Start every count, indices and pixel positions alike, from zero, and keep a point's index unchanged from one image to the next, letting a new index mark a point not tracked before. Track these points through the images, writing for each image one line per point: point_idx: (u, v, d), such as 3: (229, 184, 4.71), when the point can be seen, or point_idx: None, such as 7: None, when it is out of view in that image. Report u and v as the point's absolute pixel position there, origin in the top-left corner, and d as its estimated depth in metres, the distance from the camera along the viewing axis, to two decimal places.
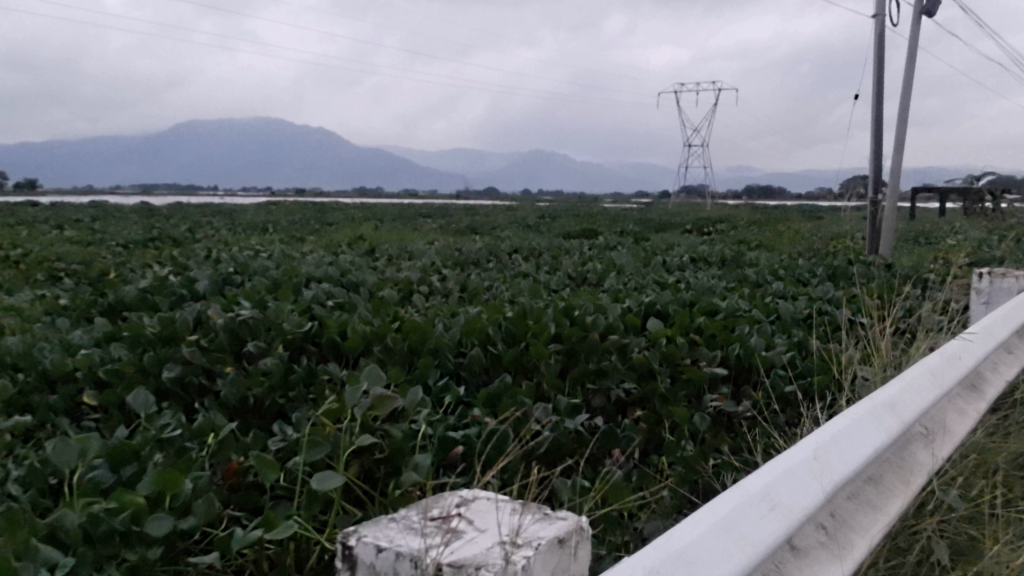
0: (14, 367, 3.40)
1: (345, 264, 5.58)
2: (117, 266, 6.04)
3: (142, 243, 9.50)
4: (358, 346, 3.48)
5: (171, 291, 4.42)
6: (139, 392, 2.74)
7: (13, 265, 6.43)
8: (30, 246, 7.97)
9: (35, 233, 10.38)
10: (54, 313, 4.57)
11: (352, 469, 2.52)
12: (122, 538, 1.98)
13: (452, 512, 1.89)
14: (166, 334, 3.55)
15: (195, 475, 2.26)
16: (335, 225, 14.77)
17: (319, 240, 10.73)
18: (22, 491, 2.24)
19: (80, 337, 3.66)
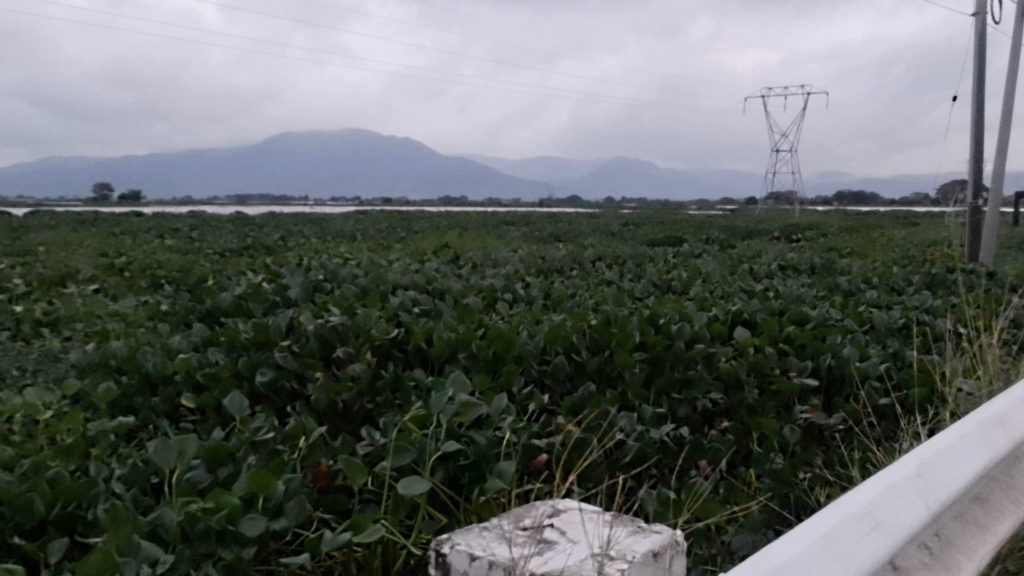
0: (120, 370, 3.55)
1: (430, 272, 5.65)
2: (215, 273, 6.25)
3: (237, 252, 9.83)
4: (443, 353, 3.51)
5: (265, 297, 4.55)
6: (235, 395, 2.85)
7: (119, 272, 6.74)
8: (134, 254, 8.34)
9: (140, 241, 10.87)
10: (156, 319, 4.76)
11: (438, 476, 2.52)
12: (218, 536, 2.04)
13: (544, 522, 1.91)
14: (260, 340, 3.65)
15: (288, 478, 2.31)
16: (421, 233, 15.00)
17: (406, 248, 10.91)
18: (126, 489, 2.33)
19: (180, 342, 3.80)
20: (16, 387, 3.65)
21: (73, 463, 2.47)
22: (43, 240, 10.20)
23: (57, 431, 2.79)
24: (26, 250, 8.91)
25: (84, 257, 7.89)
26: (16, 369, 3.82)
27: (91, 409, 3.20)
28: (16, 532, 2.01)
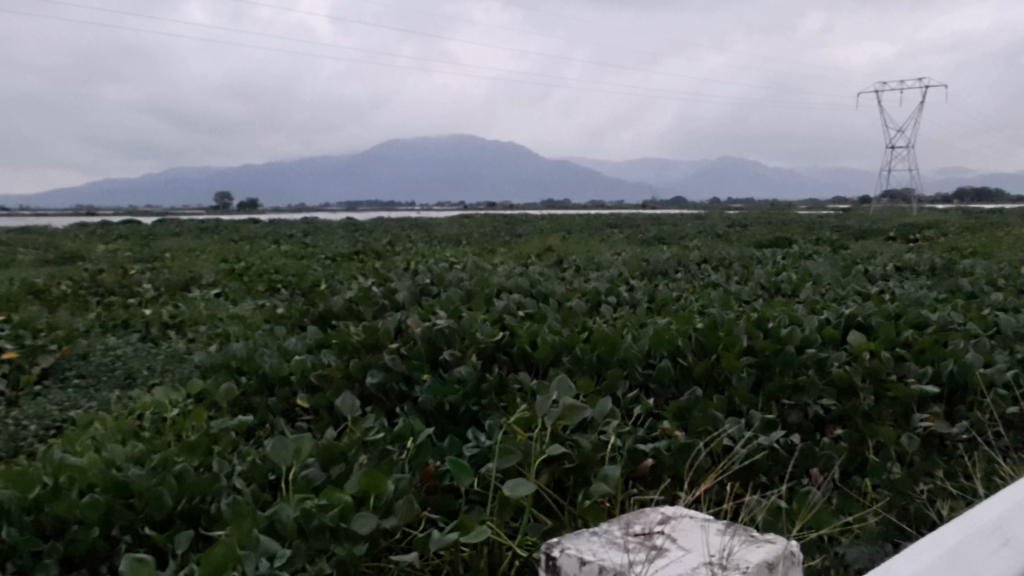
0: (239, 370, 3.71)
1: (535, 275, 5.67)
2: (328, 277, 6.46)
3: (348, 256, 10.12)
4: (548, 356, 3.52)
5: (374, 300, 4.67)
6: (347, 396, 2.94)
7: (239, 277, 7.04)
8: (253, 259, 8.71)
9: (258, 247, 11.35)
10: (272, 322, 4.95)
11: (542, 478, 2.54)
12: (332, 533, 2.11)
13: (655, 530, 1.89)
14: (370, 342, 3.75)
15: (397, 477, 2.36)
16: (525, 237, 15.09)
17: (509, 251, 10.99)
18: (246, 485, 2.43)
19: (295, 344, 3.94)
20: (146, 385, 3.86)
21: (198, 459, 2.59)
22: (171, 246, 10.77)
23: (183, 428, 2.94)
24: (155, 256, 9.43)
25: (207, 262, 8.29)
26: (146, 368, 4.05)
27: (213, 407, 3.35)
28: (146, 523, 2.13)
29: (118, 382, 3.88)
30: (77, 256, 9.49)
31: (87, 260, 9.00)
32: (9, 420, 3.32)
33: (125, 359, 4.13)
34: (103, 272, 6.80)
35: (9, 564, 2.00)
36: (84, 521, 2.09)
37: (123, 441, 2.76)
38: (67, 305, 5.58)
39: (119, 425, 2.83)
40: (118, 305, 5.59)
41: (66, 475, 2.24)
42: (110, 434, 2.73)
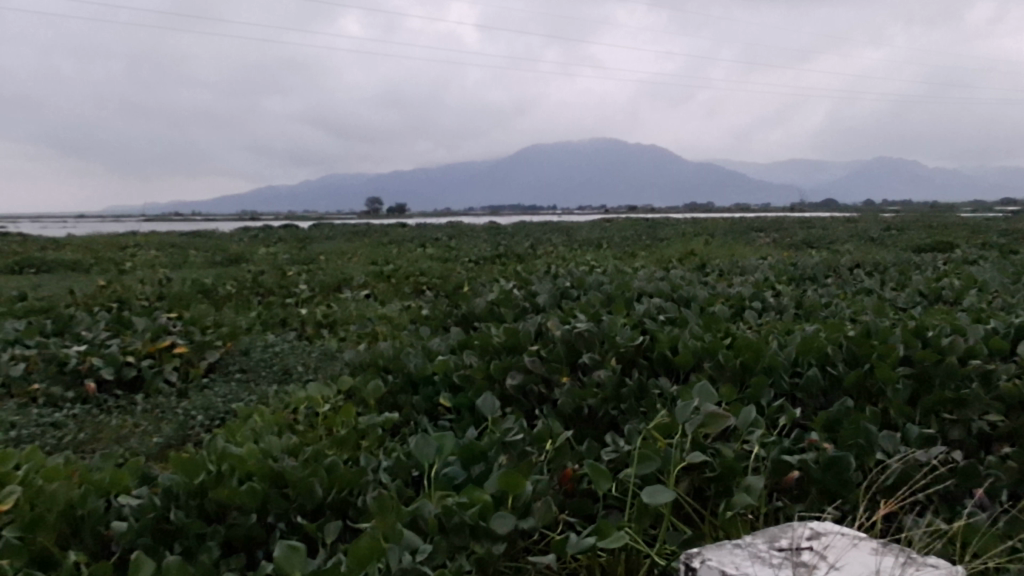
0: (386, 369, 3.83)
1: (677, 279, 5.57)
2: (470, 280, 6.59)
3: (491, 259, 10.30)
4: (689, 362, 3.46)
5: (515, 303, 4.73)
6: (487, 397, 3.01)
7: (387, 278, 7.31)
8: (400, 262, 8.99)
9: (404, 250, 11.74)
10: (417, 323, 5.10)
11: (682, 486, 2.50)
12: (472, 531, 2.15)
13: (803, 546, 1.82)
14: (510, 343, 3.81)
15: (536, 478, 2.38)
16: (666, 241, 14.90)
17: (651, 255, 10.87)
18: (391, 480, 2.52)
19: (439, 345, 4.04)
20: (301, 381, 4.06)
21: (347, 453, 2.70)
22: (324, 249, 11.31)
23: (333, 423, 3.07)
24: (311, 258, 9.93)
25: (356, 265, 8.63)
26: (301, 365, 4.25)
27: (361, 404, 3.48)
28: (299, 512, 2.23)
29: (275, 378, 4.10)
30: (241, 258, 10.10)
31: (249, 262, 9.56)
32: (179, 410, 3.57)
33: (282, 356, 4.36)
34: (264, 274, 7.21)
35: (176, 545, 2.15)
36: (243, 507, 2.22)
37: (280, 433, 2.91)
38: (230, 304, 5.95)
39: (276, 418, 2.98)
40: (276, 305, 5.91)
41: (227, 463, 2.38)
42: (268, 426, 2.89)
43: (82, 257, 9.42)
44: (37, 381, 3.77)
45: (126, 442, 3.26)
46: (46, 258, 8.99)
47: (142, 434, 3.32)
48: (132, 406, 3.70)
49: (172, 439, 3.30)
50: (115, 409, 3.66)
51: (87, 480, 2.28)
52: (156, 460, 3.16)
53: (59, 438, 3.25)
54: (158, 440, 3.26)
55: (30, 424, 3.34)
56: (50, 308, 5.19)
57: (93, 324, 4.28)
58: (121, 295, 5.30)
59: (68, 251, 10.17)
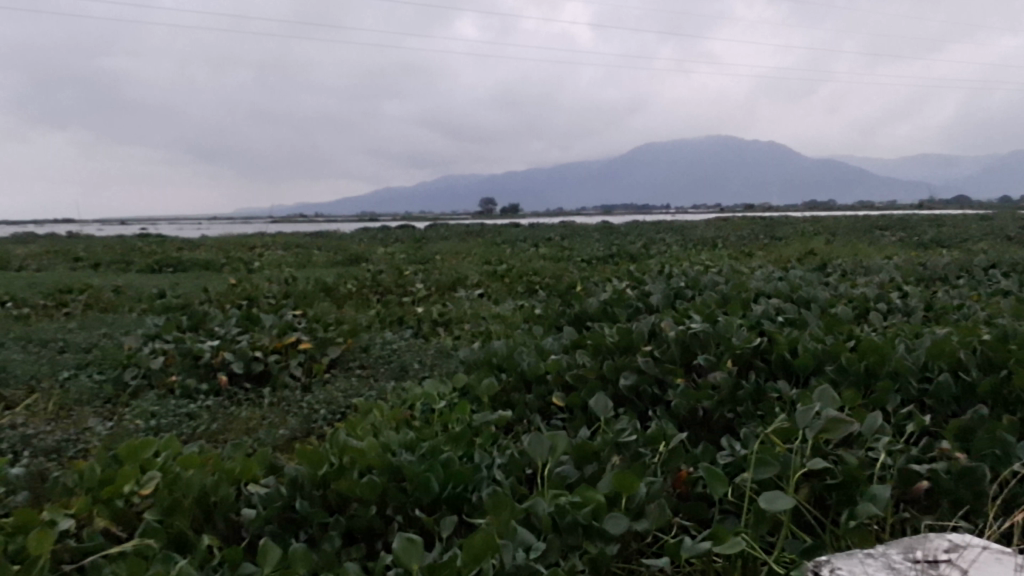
0: (500, 368, 3.87)
1: (796, 280, 5.40)
2: (583, 279, 6.58)
3: (604, 259, 10.25)
4: (809, 364, 3.34)
5: (629, 303, 4.69)
6: (600, 397, 3.00)
7: (500, 278, 7.38)
8: (513, 261, 9.06)
9: (518, 250, 11.82)
10: (530, 322, 5.13)
11: (802, 493, 2.43)
12: (585, 531, 2.15)
13: (939, 559, 1.74)
14: (623, 344, 3.78)
15: (650, 480, 2.36)
16: (785, 240, 14.46)
17: (769, 255, 10.58)
18: (504, 477, 2.55)
19: (552, 344, 4.05)
20: (417, 378, 4.15)
21: (462, 449, 2.74)
22: (440, 249, 11.52)
23: (449, 420, 3.12)
24: (427, 258, 10.12)
25: (471, 265, 8.75)
26: (417, 362, 4.35)
27: (475, 401, 3.52)
28: (416, 506, 2.29)
29: (393, 374, 4.21)
30: (360, 258, 10.40)
31: (368, 262, 9.84)
32: (303, 403, 3.71)
33: (399, 354, 4.47)
34: (383, 273, 7.39)
35: (301, 533, 2.23)
36: (362, 500, 2.29)
37: (398, 428, 2.99)
38: (351, 302, 6.14)
39: (394, 413, 3.06)
40: (394, 303, 6.06)
41: (348, 456, 2.45)
42: (386, 421, 2.96)
43: (214, 256, 9.93)
44: (175, 373, 4.00)
45: (255, 434, 3.42)
46: (182, 257, 9.52)
47: (270, 426, 3.48)
48: (260, 399, 3.88)
49: (297, 431, 3.44)
50: (244, 402, 3.84)
51: (220, 468, 2.40)
52: (282, 451, 3.30)
53: (194, 428, 3.44)
54: (284, 432, 3.40)
55: (168, 414, 3.54)
56: (186, 305, 5.49)
57: (225, 320, 4.50)
58: (250, 293, 5.56)
59: (202, 252, 10.73)
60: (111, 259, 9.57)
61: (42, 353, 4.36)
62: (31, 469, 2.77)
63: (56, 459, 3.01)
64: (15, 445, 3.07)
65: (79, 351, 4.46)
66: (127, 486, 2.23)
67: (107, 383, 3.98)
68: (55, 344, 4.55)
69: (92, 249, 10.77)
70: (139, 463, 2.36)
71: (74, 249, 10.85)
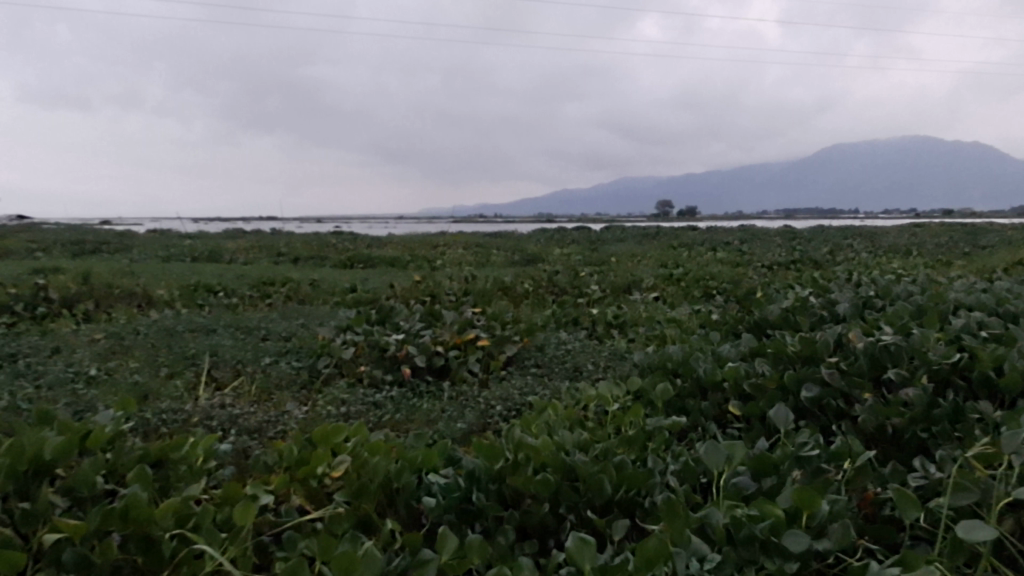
0: (675, 372, 3.79)
1: (1003, 292, 4.96)
2: (764, 286, 6.36)
3: (786, 265, 9.88)
4: (1017, 385, 3.06)
5: (813, 311, 4.48)
6: (781, 407, 2.88)
7: (677, 281, 7.27)
8: (690, 265, 8.91)
9: (696, 253, 11.60)
10: (707, 327, 5.00)
11: (1006, 524, 2.23)
12: (762, 546, 2.06)
13: None
14: (806, 354, 3.61)
15: (833, 498, 2.24)
16: (989, 248, 13.34)
17: (973, 264, 9.80)
18: (678, 484, 2.50)
19: (730, 350, 3.93)
20: (591, 379, 4.16)
21: (635, 453, 2.72)
22: (616, 252, 11.51)
23: (622, 422, 3.11)
24: (603, 260, 10.15)
25: (647, 268, 8.69)
26: (592, 364, 4.36)
27: (649, 405, 3.48)
28: (588, 507, 2.29)
29: (568, 374, 4.24)
30: (537, 258, 10.57)
31: (544, 262, 9.97)
32: (480, 399, 3.81)
33: (574, 354, 4.50)
34: (559, 274, 7.47)
35: (477, 525, 2.29)
36: (536, 496, 2.32)
37: (571, 426, 3.01)
38: (528, 302, 6.24)
39: (567, 412, 3.08)
40: (570, 304, 6.12)
41: (523, 452, 2.49)
42: (561, 420, 2.99)
43: (400, 254, 10.40)
44: (363, 363, 4.22)
45: (434, 425, 3.55)
46: (372, 254, 10.03)
47: (449, 419, 3.60)
48: (440, 392, 4.03)
49: (474, 425, 3.53)
50: (426, 395, 4.00)
51: (403, 456, 2.50)
52: (459, 444, 3.40)
53: (380, 416, 3.61)
54: (462, 425, 3.50)
55: (357, 402, 3.74)
56: (373, 299, 5.78)
57: (409, 315, 4.70)
58: (432, 290, 5.77)
59: (389, 249, 11.28)
60: (308, 253, 10.25)
61: (248, 340, 4.74)
62: (236, 446, 3.01)
63: (257, 438, 3.25)
64: (224, 423, 3.35)
65: (279, 339, 4.80)
66: (321, 467, 2.37)
67: (303, 370, 4.26)
68: (260, 332, 4.92)
69: (293, 245, 11.58)
70: (331, 447, 2.50)
71: (278, 245, 11.70)
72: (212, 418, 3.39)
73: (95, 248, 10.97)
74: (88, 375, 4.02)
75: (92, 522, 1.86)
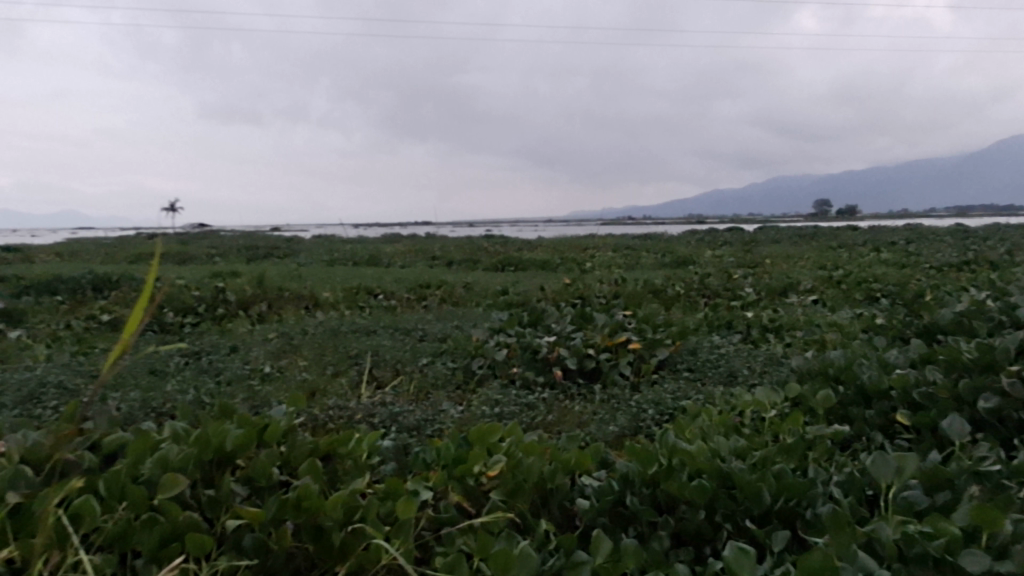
0: (836, 379, 3.62)
1: None
2: (934, 288, 5.98)
3: (959, 266, 9.24)
4: None
5: (991, 316, 4.17)
6: (955, 419, 2.75)
7: (836, 284, 6.96)
8: (850, 267, 8.49)
9: (857, 254, 11.05)
10: (870, 331, 4.76)
11: None
12: (937, 564, 1.94)
13: None
14: (984, 362, 3.37)
15: (1017, 517, 2.08)
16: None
17: None
18: (842, 495, 2.39)
19: (897, 356, 3.72)
20: (746, 384, 4.04)
21: (795, 461, 2.62)
22: (771, 253, 11.12)
23: (781, 430, 3.01)
24: (757, 261, 9.85)
25: (805, 270, 8.35)
26: (747, 368, 4.23)
27: (809, 413, 3.34)
28: (746, 516, 2.23)
29: (722, 379, 4.13)
30: (688, 261, 10.38)
31: (695, 264, 9.78)
32: (632, 402, 3.78)
33: (728, 359, 4.38)
34: (710, 276, 7.31)
35: (631, 529, 2.27)
36: (692, 503, 2.28)
37: (727, 432, 2.94)
38: (679, 305, 6.15)
39: (722, 418, 3.00)
40: (723, 307, 5.98)
41: (678, 458, 2.45)
42: (716, 426, 2.92)
43: (550, 257, 10.48)
44: (516, 365, 4.28)
45: (587, 427, 3.55)
46: (522, 257, 10.17)
47: (601, 421, 3.59)
48: (592, 395, 4.03)
49: (625, 429, 3.50)
50: (577, 397, 4.01)
51: (556, 457, 2.52)
52: (612, 447, 3.39)
53: (532, 417, 3.65)
54: (614, 428, 3.48)
55: (510, 402, 3.80)
56: (524, 301, 5.85)
57: (560, 317, 4.73)
58: (583, 293, 5.79)
59: (540, 252, 11.41)
60: (461, 257, 10.52)
61: (406, 341, 4.91)
62: (397, 442, 3.12)
63: (416, 435, 3.37)
64: (385, 420, 3.48)
65: (435, 340, 4.95)
66: (477, 466, 2.42)
67: (458, 370, 4.38)
68: (417, 333, 5.10)
69: (447, 249, 11.93)
70: (486, 446, 2.56)
71: (433, 249, 12.08)
72: (374, 415, 3.54)
73: (267, 253, 11.72)
74: (262, 372, 4.29)
75: (269, 511, 1.98)
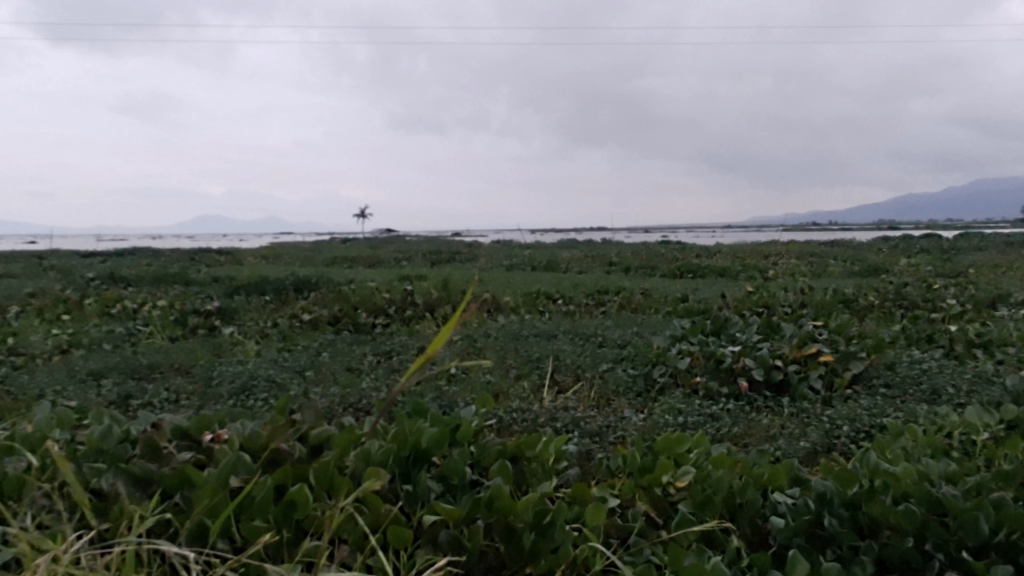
0: None
1: None
2: None
3: None
4: None
5: None
6: None
7: None
8: None
9: None
10: None
11: None
12: None
13: None
14: None
15: None
16: None
17: None
18: None
19: None
20: (952, 404, 3.74)
21: (1016, 489, 2.38)
22: (975, 262, 10.25)
23: (998, 454, 2.75)
24: (958, 271, 9.11)
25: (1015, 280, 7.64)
26: (953, 386, 3.91)
27: None
28: (961, 547, 2.05)
29: (924, 397, 3.85)
30: (879, 270, 9.77)
31: (889, 273, 9.20)
32: (824, 417, 3.59)
33: (931, 375, 4.07)
34: (906, 286, 6.85)
35: (830, 552, 2.14)
36: (898, 528, 2.12)
37: (935, 454, 2.72)
38: (873, 317, 5.79)
39: (929, 438, 2.79)
40: (923, 319, 5.57)
41: (881, 479, 2.30)
42: (923, 447, 2.71)
43: (729, 264, 10.19)
44: (699, 374, 4.18)
45: (775, 442, 3.40)
46: (701, 264, 9.94)
47: (790, 436, 3.43)
48: (779, 408, 3.86)
49: (818, 445, 3.33)
50: (764, 409, 3.86)
51: (748, 472, 2.42)
52: (804, 463, 3.23)
53: (718, 429, 3.54)
54: (805, 443, 3.32)
55: (694, 412, 3.71)
56: (705, 309, 5.71)
57: (745, 327, 4.57)
58: (768, 300, 5.58)
59: (721, 259, 11.09)
60: (639, 263, 10.42)
61: (587, 346, 4.90)
62: (582, 448, 3.12)
63: (600, 441, 3.35)
64: (568, 424, 3.49)
65: (615, 346, 4.92)
66: (665, 476, 2.37)
67: (639, 378, 4.32)
68: (597, 338, 5.08)
69: (624, 255, 11.84)
70: (674, 456, 2.50)
71: (610, 254, 12.01)
72: (557, 420, 3.55)
73: (449, 258, 12.09)
74: (448, 373, 4.42)
75: (462, 509, 2.02)
